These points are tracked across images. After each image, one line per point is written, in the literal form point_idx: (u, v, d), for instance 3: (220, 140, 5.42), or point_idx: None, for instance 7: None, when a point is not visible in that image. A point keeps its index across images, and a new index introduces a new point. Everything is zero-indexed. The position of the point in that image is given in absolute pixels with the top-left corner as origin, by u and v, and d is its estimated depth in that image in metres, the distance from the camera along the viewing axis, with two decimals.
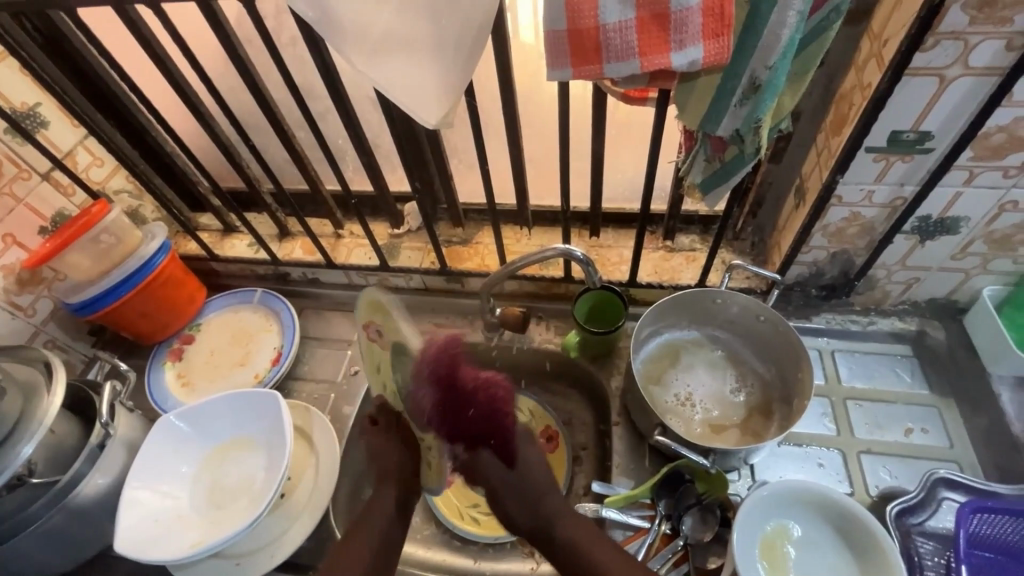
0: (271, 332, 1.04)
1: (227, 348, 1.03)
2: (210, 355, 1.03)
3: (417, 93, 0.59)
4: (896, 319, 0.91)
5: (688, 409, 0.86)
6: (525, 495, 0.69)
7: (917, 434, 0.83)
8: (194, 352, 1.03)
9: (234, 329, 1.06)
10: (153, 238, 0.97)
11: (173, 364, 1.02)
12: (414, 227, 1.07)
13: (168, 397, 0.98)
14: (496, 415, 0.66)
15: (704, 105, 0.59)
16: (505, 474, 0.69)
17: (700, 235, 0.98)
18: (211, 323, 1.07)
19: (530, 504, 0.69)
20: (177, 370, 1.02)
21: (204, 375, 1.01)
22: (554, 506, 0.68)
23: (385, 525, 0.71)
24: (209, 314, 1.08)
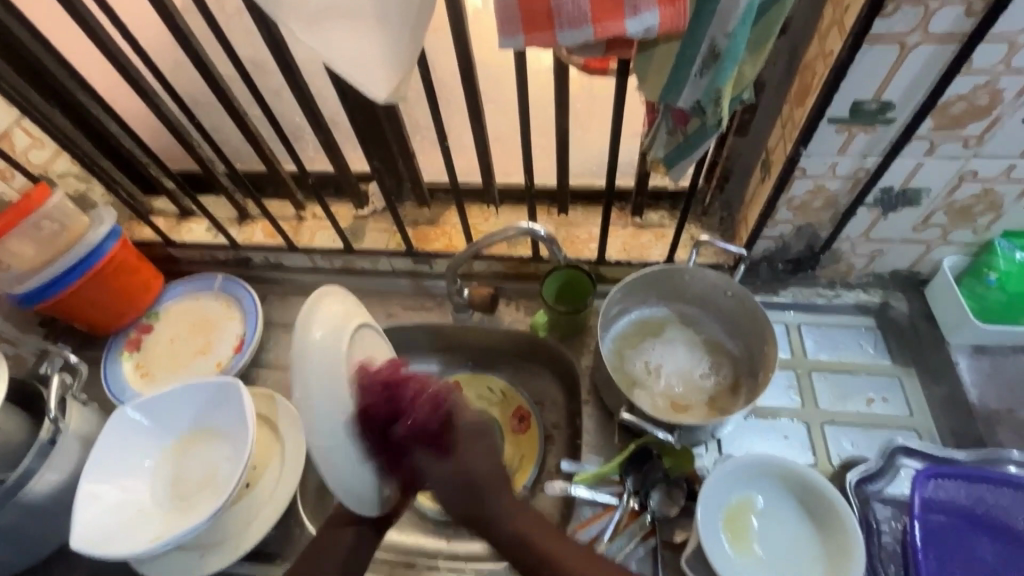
0: (235, 318, 1.01)
1: (188, 336, 1.00)
2: (171, 343, 1.00)
3: (364, 65, 0.56)
4: (860, 291, 0.92)
5: (656, 384, 0.86)
6: (463, 492, 0.65)
7: (878, 404, 0.84)
8: (154, 341, 1.00)
9: (195, 315, 1.02)
10: (102, 223, 0.92)
11: (131, 355, 0.99)
12: (378, 207, 1.04)
13: (127, 388, 0.95)
14: (424, 418, 0.67)
15: (664, 74, 0.57)
16: (439, 468, 0.66)
17: (669, 211, 0.97)
18: (170, 311, 1.03)
19: (466, 502, 0.65)
20: (135, 360, 0.98)
21: (165, 364, 0.98)
22: (493, 509, 0.64)
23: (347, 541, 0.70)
24: (169, 302, 1.04)
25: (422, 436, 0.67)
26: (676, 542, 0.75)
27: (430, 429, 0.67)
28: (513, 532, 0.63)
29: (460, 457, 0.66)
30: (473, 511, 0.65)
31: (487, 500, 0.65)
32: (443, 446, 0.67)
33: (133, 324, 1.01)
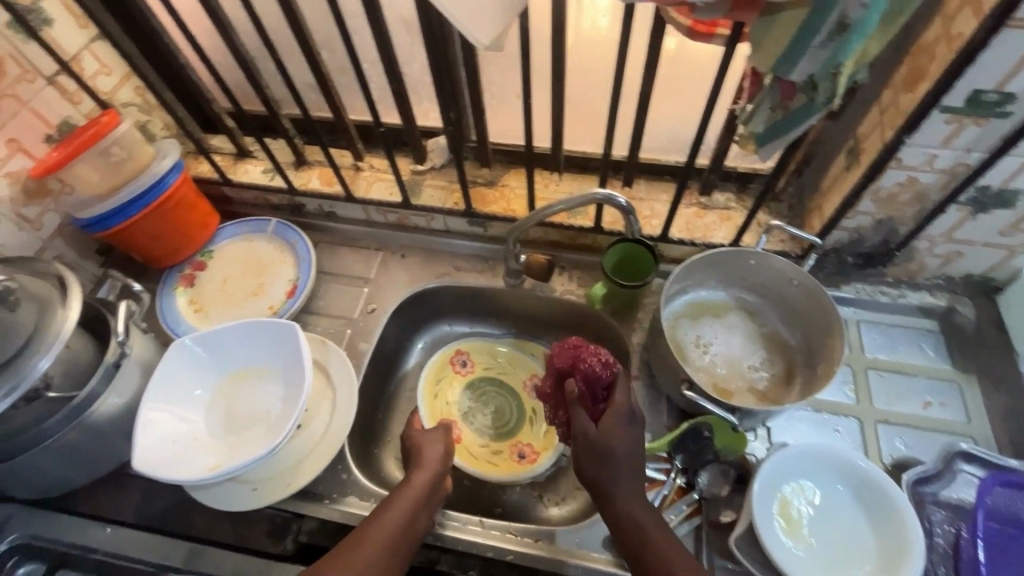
0: (288, 263, 1.02)
1: (241, 276, 1.01)
2: (223, 283, 1.00)
3: (474, 7, 0.54)
4: (926, 293, 0.89)
5: (708, 367, 0.85)
6: (598, 453, 0.70)
7: (935, 408, 0.83)
8: (207, 279, 1.00)
9: (247, 257, 1.03)
10: (165, 156, 0.92)
11: (185, 290, 1.00)
12: (438, 164, 1.03)
13: (180, 323, 0.96)
14: (602, 383, 0.75)
15: (783, 44, 0.54)
16: (589, 431, 0.71)
17: (736, 193, 0.94)
18: (224, 251, 1.04)
19: (598, 466, 0.69)
20: (189, 296, 0.99)
21: (217, 303, 0.98)
22: (615, 485, 0.68)
23: (418, 498, 0.72)
24: (222, 241, 1.04)
25: (589, 397, 0.75)
26: (723, 523, 0.75)
27: (599, 394, 0.75)
28: (626, 510, 0.68)
29: (605, 427, 0.70)
30: (597, 475, 0.69)
31: (615, 471, 0.69)
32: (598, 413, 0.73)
33: (186, 261, 1.02)
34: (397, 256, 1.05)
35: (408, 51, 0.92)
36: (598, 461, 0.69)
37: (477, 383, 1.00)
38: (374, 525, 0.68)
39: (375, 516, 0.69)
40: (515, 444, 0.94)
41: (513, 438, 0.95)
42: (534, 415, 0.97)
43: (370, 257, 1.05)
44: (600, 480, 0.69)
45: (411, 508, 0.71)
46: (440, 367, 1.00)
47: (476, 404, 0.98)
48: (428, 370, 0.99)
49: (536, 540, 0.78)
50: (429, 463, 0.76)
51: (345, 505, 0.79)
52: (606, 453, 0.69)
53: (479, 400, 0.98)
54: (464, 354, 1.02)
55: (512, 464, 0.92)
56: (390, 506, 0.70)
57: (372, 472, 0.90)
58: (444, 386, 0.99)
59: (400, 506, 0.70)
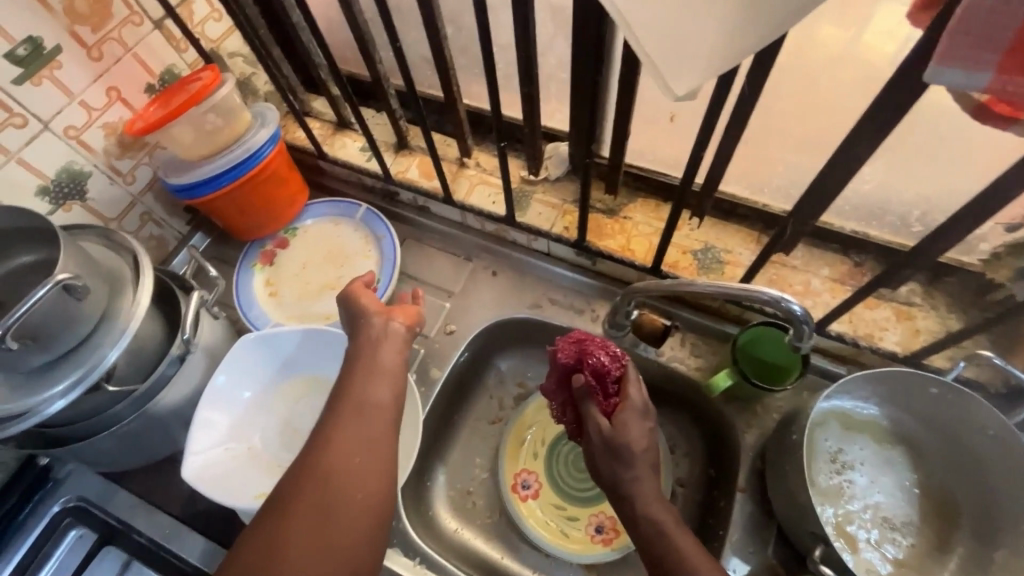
0: (369, 258, 0.92)
1: (322, 264, 0.93)
2: (300, 268, 0.93)
3: (679, 47, 0.39)
4: None
5: (842, 502, 0.68)
6: (613, 453, 0.61)
7: None
8: (288, 260, 0.94)
9: (330, 243, 0.95)
10: (264, 124, 0.84)
11: (264, 269, 0.94)
12: (553, 175, 0.88)
13: (251, 306, 0.90)
14: (611, 374, 0.66)
15: None
16: (602, 428, 0.63)
17: (924, 285, 0.73)
18: (309, 231, 0.96)
19: (612, 467, 0.61)
20: (267, 275, 0.93)
21: (289, 291, 0.92)
22: (634, 486, 0.60)
23: (354, 411, 0.59)
24: (308, 220, 0.97)
25: (599, 392, 0.66)
26: None
27: (610, 389, 0.66)
28: (649, 518, 0.58)
29: (621, 423, 0.62)
30: (613, 480, 0.61)
31: (636, 472, 0.60)
32: (611, 409, 0.65)
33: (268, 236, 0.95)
34: (488, 272, 0.92)
35: (546, 42, 0.76)
36: (615, 461, 0.61)
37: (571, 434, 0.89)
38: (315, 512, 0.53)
39: (313, 497, 0.53)
40: (593, 515, 0.84)
41: (593, 508, 0.84)
42: None
43: (458, 266, 0.93)
44: (617, 482, 0.61)
45: (362, 479, 0.55)
46: (536, 407, 0.91)
47: (565, 458, 0.88)
48: (522, 408, 0.91)
49: None
50: (369, 410, 0.59)
51: (385, 556, 0.74)
52: (624, 449, 0.61)
53: (571, 455, 0.88)
54: None
55: (584, 538, 0.82)
56: (335, 485, 0.54)
57: (420, 511, 0.83)
58: (537, 430, 0.89)
59: (348, 480, 0.55)
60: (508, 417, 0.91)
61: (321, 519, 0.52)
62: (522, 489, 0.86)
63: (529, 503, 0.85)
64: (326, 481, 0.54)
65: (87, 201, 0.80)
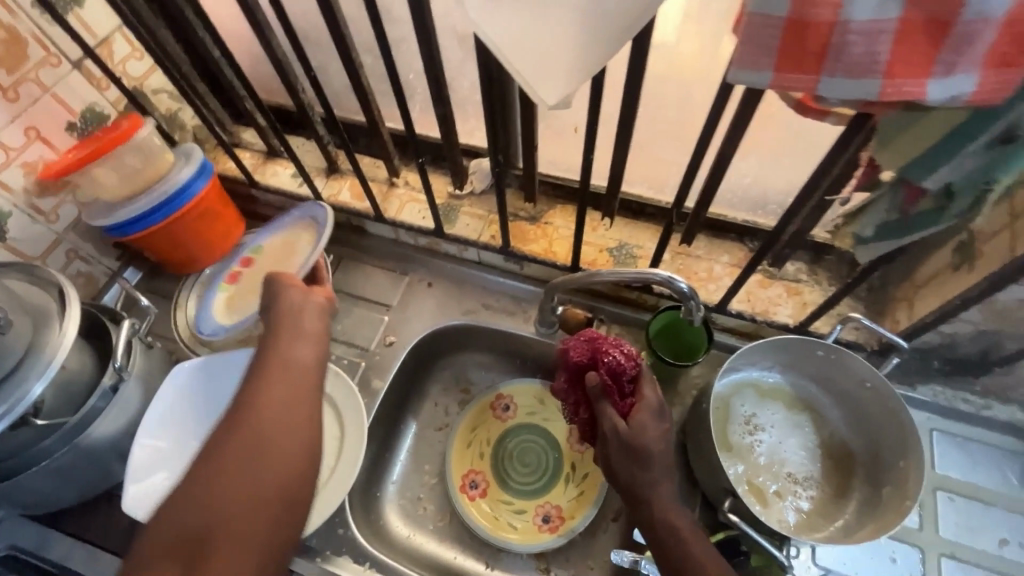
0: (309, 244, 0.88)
1: (270, 269, 0.91)
2: (255, 271, 0.92)
3: (544, 63, 0.45)
4: (1017, 409, 0.77)
5: (752, 459, 0.75)
6: (634, 455, 0.63)
7: (1011, 548, 0.72)
8: (246, 275, 0.93)
9: (282, 243, 0.92)
10: (188, 161, 0.86)
11: (229, 288, 0.93)
12: (478, 189, 0.95)
13: (206, 313, 0.91)
14: (626, 375, 0.68)
15: (920, 149, 0.43)
16: (620, 428, 0.64)
17: (809, 264, 0.83)
18: (265, 245, 0.94)
19: (632, 468, 0.63)
20: (229, 293, 0.92)
21: (245, 293, 0.91)
22: (653, 489, 0.62)
23: (277, 372, 0.61)
24: (263, 235, 0.95)
25: (617, 391, 0.67)
26: None
27: (625, 389, 0.68)
28: (667, 523, 0.61)
29: (637, 423, 0.64)
30: (635, 481, 0.63)
31: (653, 475, 0.63)
32: (627, 409, 0.67)
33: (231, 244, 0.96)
34: (424, 283, 0.97)
35: (456, 68, 0.82)
36: (633, 461, 0.63)
37: (514, 432, 0.93)
38: (246, 479, 0.53)
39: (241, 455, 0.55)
40: (540, 506, 0.88)
41: (539, 500, 0.88)
42: (569, 474, 0.90)
43: (395, 281, 0.97)
44: (635, 484, 0.63)
45: (294, 434, 0.57)
46: (479, 410, 0.94)
47: (510, 455, 0.92)
48: (467, 413, 0.94)
49: None
50: (292, 369, 0.62)
51: (337, 565, 0.76)
52: (642, 451, 0.63)
53: (515, 451, 0.92)
54: (506, 397, 0.95)
55: (532, 530, 0.86)
56: (265, 441, 0.56)
57: (371, 521, 0.85)
58: (481, 431, 0.93)
59: (278, 440, 0.56)
60: (452, 422, 0.94)
61: (254, 480, 0.53)
62: (470, 489, 0.89)
63: (477, 501, 0.88)
64: (256, 444, 0.55)
65: (8, 241, 0.80)
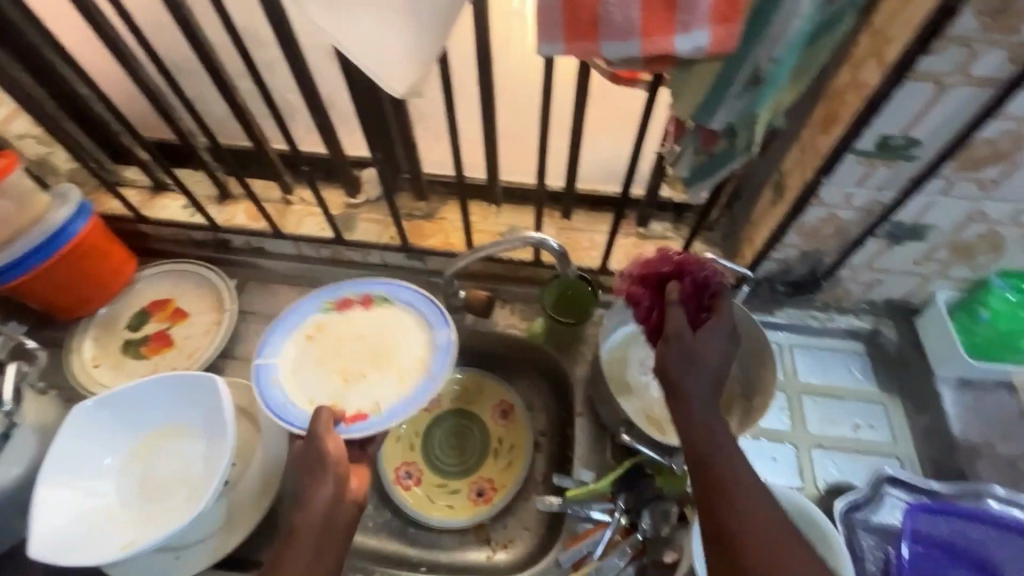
0: (406, 381, 0.76)
1: (366, 351, 0.80)
2: (357, 336, 0.81)
3: (385, 58, 0.53)
4: (852, 316, 0.92)
5: (648, 396, 0.84)
6: (692, 356, 0.59)
7: (864, 430, 0.85)
8: (353, 318, 0.82)
9: (406, 330, 0.81)
10: (65, 203, 0.84)
11: (331, 313, 0.83)
12: (373, 196, 1.00)
13: (275, 337, 0.80)
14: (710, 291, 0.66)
15: (698, 96, 0.55)
16: (683, 327, 0.61)
17: (672, 222, 0.95)
18: (397, 312, 0.82)
19: (688, 375, 0.58)
20: (318, 322, 0.82)
21: (316, 346, 0.80)
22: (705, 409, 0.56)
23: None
24: (399, 296, 0.83)
25: (694, 302, 0.66)
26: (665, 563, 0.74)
27: (703, 304, 0.66)
28: (729, 473, 0.52)
29: (703, 332, 0.60)
30: (690, 385, 0.57)
31: (703, 386, 0.57)
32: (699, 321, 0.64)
33: (372, 281, 0.84)
34: None
35: (333, 84, 0.88)
36: (687, 366, 0.58)
37: (440, 420, 0.97)
38: None
39: None
40: (473, 482, 0.92)
41: (471, 477, 0.93)
42: (496, 448, 0.95)
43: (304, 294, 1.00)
44: (680, 385, 0.58)
45: None
46: None
47: (439, 441, 0.95)
48: None
49: None
50: None
51: None
52: (698, 354, 0.59)
53: (444, 437, 0.96)
54: None
55: (468, 506, 0.90)
56: None
57: None
58: (409, 424, 0.96)
59: None
60: None
61: None
62: (403, 479, 0.91)
63: (412, 490, 0.91)
64: None
65: None
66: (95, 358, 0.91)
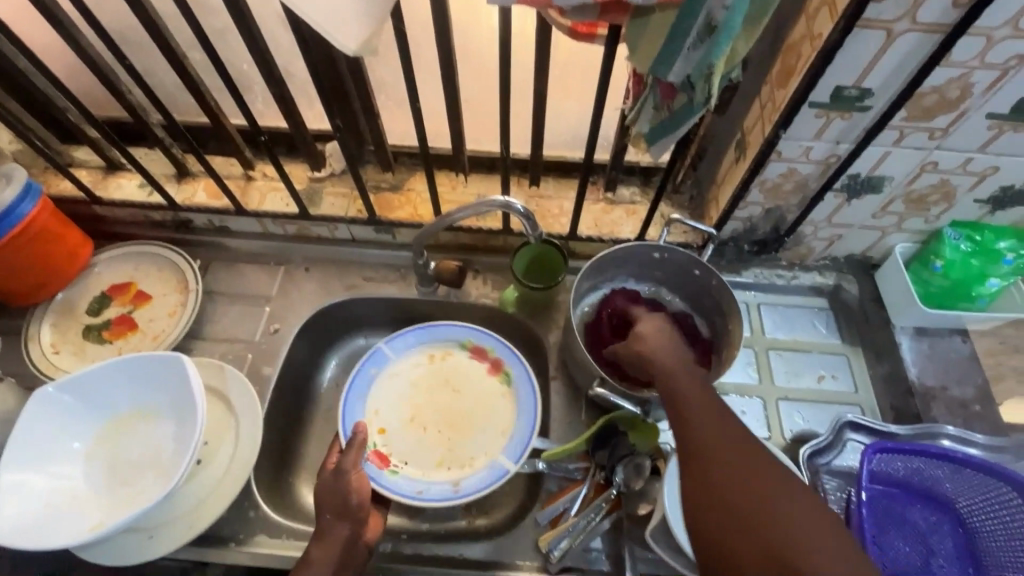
0: (442, 469, 0.83)
1: (442, 412, 0.87)
2: (456, 391, 0.88)
3: (334, 13, 0.51)
4: (816, 273, 0.94)
5: None
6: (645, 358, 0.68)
7: (828, 380, 0.88)
8: (468, 367, 0.89)
9: (493, 422, 0.85)
10: (11, 184, 0.80)
11: (464, 351, 0.90)
12: (337, 170, 0.97)
13: (410, 339, 0.90)
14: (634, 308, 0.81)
15: (656, 46, 0.54)
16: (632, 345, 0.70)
17: (640, 187, 0.96)
18: (505, 394, 0.86)
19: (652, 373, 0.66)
20: (435, 356, 0.90)
21: (428, 371, 0.89)
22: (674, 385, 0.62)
23: None
24: (521, 384, 0.86)
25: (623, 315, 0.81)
26: (640, 515, 0.77)
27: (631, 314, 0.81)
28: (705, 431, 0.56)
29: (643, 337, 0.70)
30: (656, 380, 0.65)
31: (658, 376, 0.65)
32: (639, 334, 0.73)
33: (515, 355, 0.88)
34: (302, 269, 0.98)
35: None
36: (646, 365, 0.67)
37: None
38: None
39: None
40: None
41: None
42: None
43: (272, 272, 0.98)
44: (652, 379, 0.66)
45: None
46: None
47: None
48: None
49: (456, 556, 0.77)
50: None
51: (255, 545, 0.76)
52: (648, 354, 0.67)
53: None
54: None
55: None
56: None
57: (283, 504, 0.85)
58: None
59: None
60: None
61: None
62: None
63: None
64: None
65: None
66: (54, 345, 0.88)
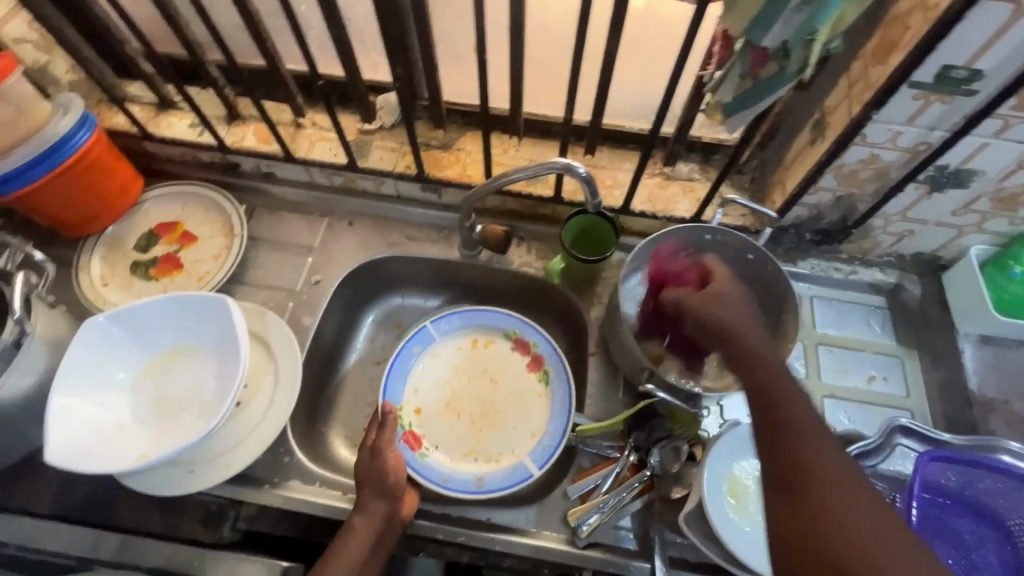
0: (470, 459, 0.82)
1: (474, 399, 0.86)
2: (495, 382, 0.87)
3: None
4: (877, 270, 0.90)
5: None
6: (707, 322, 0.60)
7: (879, 382, 0.84)
8: (506, 356, 0.88)
9: (526, 420, 0.84)
10: (68, 112, 0.80)
11: (506, 339, 0.89)
12: (387, 123, 0.95)
13: (455, 321, 0.89)
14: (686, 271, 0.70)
15: (757, 6, 0.50)
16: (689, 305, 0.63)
17: (699, 164, 0.91)
18: (540, 390, 0.85)
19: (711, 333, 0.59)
20: (477, 341, 0.89)
21: (471, 358, 0.89)
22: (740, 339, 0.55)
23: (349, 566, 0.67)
24: (558, 383, 0.84)
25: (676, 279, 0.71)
26: (673, 498, 0.76)
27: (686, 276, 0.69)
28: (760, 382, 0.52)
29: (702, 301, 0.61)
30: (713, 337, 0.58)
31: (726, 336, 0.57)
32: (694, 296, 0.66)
33: (557, 355, 0.85)
34: (344, 222, 0.97)
35: None
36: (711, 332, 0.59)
37: None
38: None
39: None
40: None
41: None
42: None
43: (315, 223, 0.97)
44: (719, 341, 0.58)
45: None
46: None
47: None
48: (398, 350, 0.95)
49: (485, 520, 0.77)
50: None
51: (287, 490, 0.77)
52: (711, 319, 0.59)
53: None
54: None
55: None
56: None
57: (315, 452, 0.86)
58: None
59: None
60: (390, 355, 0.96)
61: None
62: None
63: None
64: None
65: None
66: (103, 277, 0.90)
